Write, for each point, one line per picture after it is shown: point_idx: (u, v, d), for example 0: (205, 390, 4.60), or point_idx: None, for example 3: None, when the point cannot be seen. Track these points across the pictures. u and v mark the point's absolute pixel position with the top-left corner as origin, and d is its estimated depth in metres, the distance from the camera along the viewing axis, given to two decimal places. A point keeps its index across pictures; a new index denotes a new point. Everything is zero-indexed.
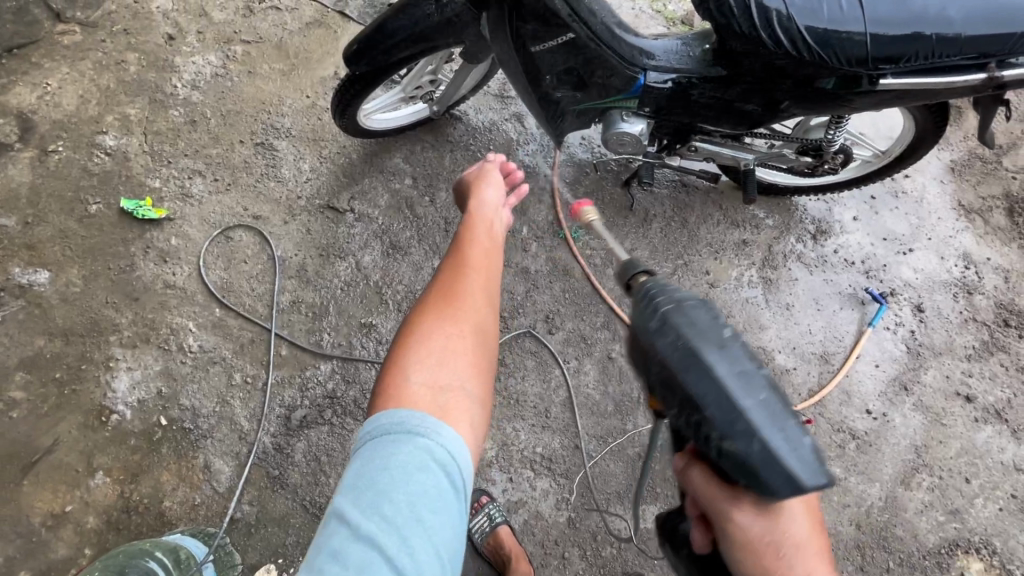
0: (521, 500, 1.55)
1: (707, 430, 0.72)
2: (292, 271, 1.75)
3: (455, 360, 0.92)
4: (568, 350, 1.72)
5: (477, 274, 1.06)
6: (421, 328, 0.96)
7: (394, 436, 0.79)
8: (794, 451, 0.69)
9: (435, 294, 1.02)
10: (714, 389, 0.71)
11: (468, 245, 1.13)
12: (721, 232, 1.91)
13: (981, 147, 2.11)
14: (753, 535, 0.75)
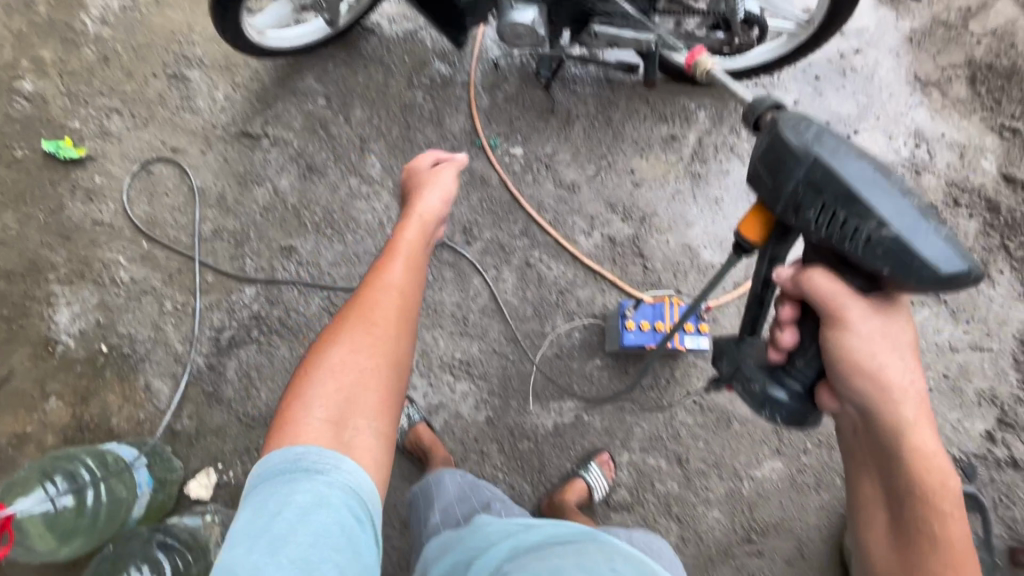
0: (441, 403, 1.62)
1: (858, 222, 0.82)
2: (212, 201, 1.78)
3: (361, 391, 0.96)
4: (486, 259, 1.72)
5: (394, 301, 1.07)
6: (329, 358, 0.98)
7: (290, 474, 0.82)
8: (939, 240, 0.79)
9: (348, 321, 1.03)
10: (879, 190, 0.81)
11: (390, 266, 1.13)
12: (648, 128, 1.82)
13: (946, 11, 1.90)
14: (869, 327, 0.92)
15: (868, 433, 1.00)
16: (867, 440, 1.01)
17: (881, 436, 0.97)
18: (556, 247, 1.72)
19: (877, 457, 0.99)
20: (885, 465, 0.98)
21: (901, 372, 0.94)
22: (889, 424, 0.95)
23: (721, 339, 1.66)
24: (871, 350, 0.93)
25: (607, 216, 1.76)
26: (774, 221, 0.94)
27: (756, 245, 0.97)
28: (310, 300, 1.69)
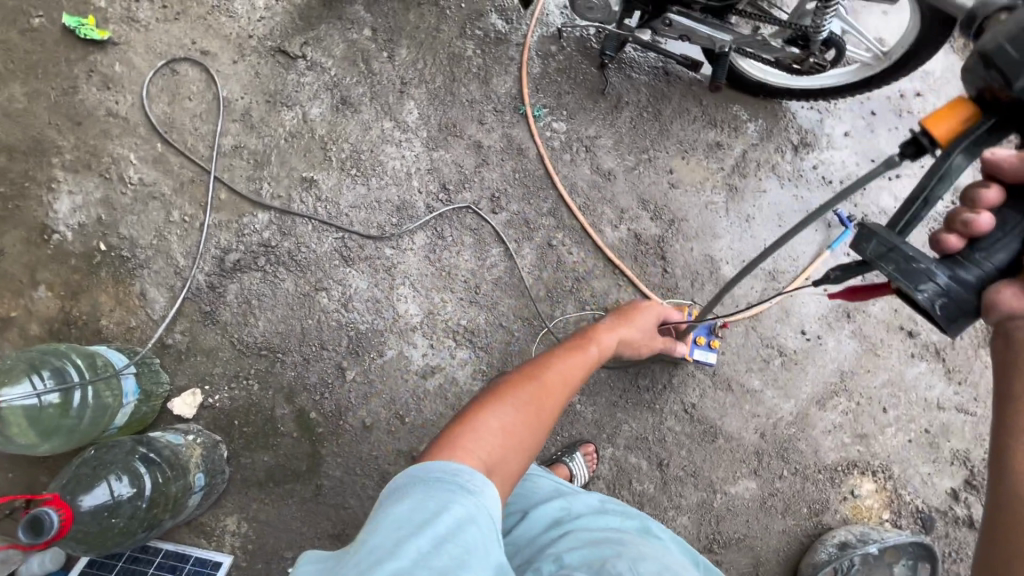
0: (438, 366, 1.61)
1: None
2: (237, 115, 1.69)
3: (516, 436, 0.94)
4: (508, 232, 1.68)
5: (565, 390, 1.08)
6: (502, 406, 0.97)
7: (449, 483, 0.80)
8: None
9: (526, 387, 1.03)
10: None
11: (573, 356, 1.15)
12: (695, 130, 1.78)
13: None
14: None
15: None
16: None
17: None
18: (581, 232, 1.70)
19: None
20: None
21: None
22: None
23: (724, 355, 1.67)
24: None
25: (637, 212, 1.73)
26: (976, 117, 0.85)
27: (944, 144, 0.85)
28: (323, 238, 1.64)
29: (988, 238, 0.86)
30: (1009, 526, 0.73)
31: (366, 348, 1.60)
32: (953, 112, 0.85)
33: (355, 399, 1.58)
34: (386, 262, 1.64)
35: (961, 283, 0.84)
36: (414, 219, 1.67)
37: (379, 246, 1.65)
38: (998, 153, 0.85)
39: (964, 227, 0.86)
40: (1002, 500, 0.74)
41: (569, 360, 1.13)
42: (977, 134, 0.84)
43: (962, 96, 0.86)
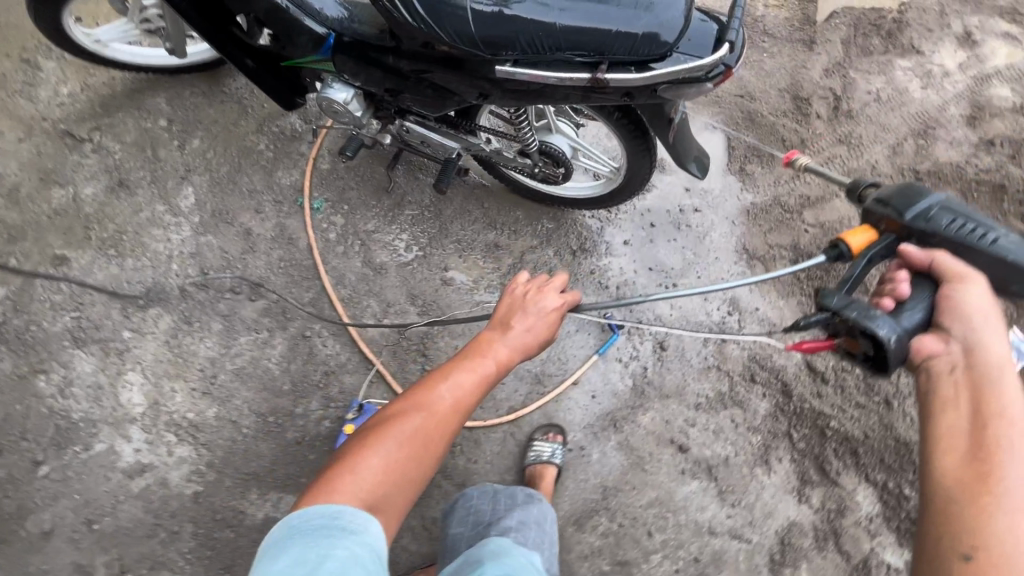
0: (150, 464, 1.45)
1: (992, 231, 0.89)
2: (4, 190, 1.68)
3: (398, 464, 0.94)
4: (263, 320, 1.62)
5: (456, 415, 1.03)
6: (384, 442, 0.95)
7: (326, 531, 0.82)
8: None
9: (410, 421, 0.98)
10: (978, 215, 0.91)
11: (464, 376, 1.07)
12: (475, 230, 1.81)
13: (788, 195, 1.99)
14: (980, 294, 0.88)
15: (1011, 376, 0.84)
16: (965, 386, 0.84)
17: (1004, 380, 0.83)
18: (339, 325, 1.64)
19: (956, 407, 0.83)
20: (976, 405, 0.82)
21: (998, 343, 0.86)
22: (991, 375, 0.84)
23: (476, 464, 1.59)
24: (991, 309, 0.87)
25: (404, 306, 1.70)
26: (872, 239, 0.95)
27: (854, 255, 0.94)
28: (57, 317, 1.56)
29: (913, 300, 0.90)
30: (942, 509, 0.76)
31: (72, 439, 1.46)
32: (861, 233, 0.94)
33: (42, 499, 1.40)
34: (120, 345, 1.55)
35: (906, 330, 0.87)
36: (163, 303, 1.61)
37: (117, 329, 1.57)
38: (909, 246, 0.93)
39: (892, 296, 0.91)
40: (931, 491, 0.79)
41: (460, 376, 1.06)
42: (879, 251, 0.93)
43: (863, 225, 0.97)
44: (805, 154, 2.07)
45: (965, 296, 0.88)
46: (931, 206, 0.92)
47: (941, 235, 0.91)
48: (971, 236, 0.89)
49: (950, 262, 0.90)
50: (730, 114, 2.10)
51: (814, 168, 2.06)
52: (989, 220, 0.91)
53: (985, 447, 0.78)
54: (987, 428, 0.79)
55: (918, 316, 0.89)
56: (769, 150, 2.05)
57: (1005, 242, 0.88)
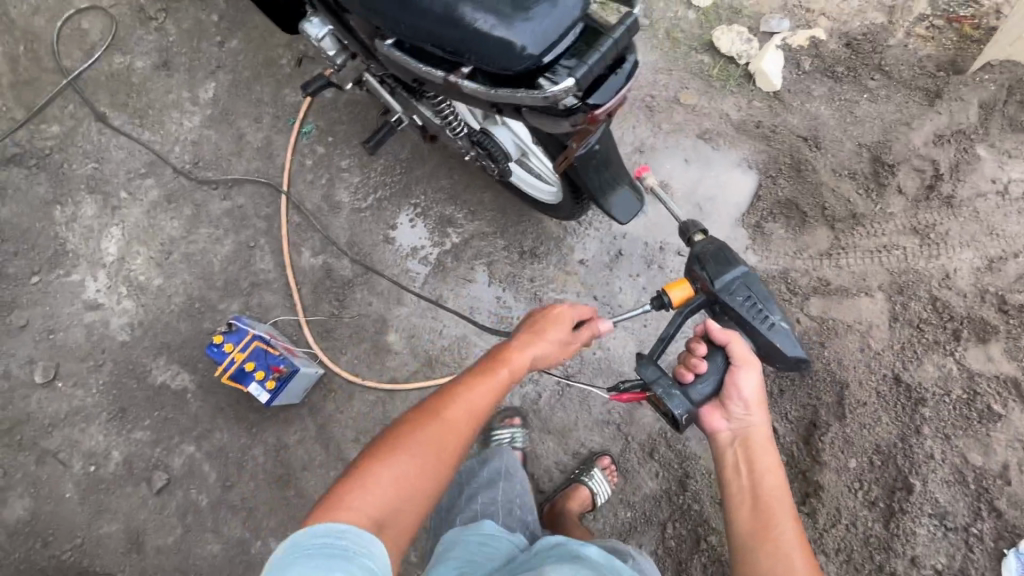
0: (102, 305, 1.75)
1: (768, 314, 1.12)
2: (84, 46, 1.99)
3: (407, 478, 0.91)
4: (223, 220, 1.79)
5: (472, 425, 1.00)
6: (395, 458, 0.91)
7: (330, 549, 0.76)
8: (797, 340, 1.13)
9: (427, 432, 0.95)
10: (764, 294, 1.14)
11: (482, 387, 1.03)
12: (435, 198, 1.78)
13: (799, 272, 1.68)
14: (756, 375, 1.07)
15: (771, 444, 1.04)
16: (742, 457, 1.03)
17: (769, 449, 1.03)
18: (280, 246, 1.76)
19: (740, 475, 1.01)
20: (753, 471, 1.00)
21: (761, 419, 1.06)
22: (756, 444, 1.03)
23: (339, 415, 1.64)
24: (758, 390, 1.06)
25: (341, 249, 1.76)
26: (692, 297, 1.17)
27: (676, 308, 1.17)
28: (84, 164, 1.88)
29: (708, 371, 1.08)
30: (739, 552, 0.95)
31: (60, 264, 1.79)
32: (682, 290, 1.17)
33: (28, 301, 1.76)
34: (116, 202, 1.83)
35: (697, 401, 1.07)
36: (158, 178, 1.85)
37: (119, 188, 1.85)
38: (711, 323, 1.09)
39: (689, 366, 1.09)
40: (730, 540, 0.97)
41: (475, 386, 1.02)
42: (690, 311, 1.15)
43: (684, 280, 1.18)
44: (849, 233, 1.68)
45: (738, 379, 1.06)
46: (731, 280, 1.14)
47: (732, 311, 1.13)
48: (754, 317, 1.12)
49: (737, 344, 1.07)
50: (776, 156, 1.75)
51: (854, 253, 1.67)
52: (772, 304, 1.13)
53: (763, 504, 0.97)
54: (758, 490, 0.98)
55: (707, 388, 1.08)
56: (803, 213, 1.70)
57: (774, 326, 1.12)
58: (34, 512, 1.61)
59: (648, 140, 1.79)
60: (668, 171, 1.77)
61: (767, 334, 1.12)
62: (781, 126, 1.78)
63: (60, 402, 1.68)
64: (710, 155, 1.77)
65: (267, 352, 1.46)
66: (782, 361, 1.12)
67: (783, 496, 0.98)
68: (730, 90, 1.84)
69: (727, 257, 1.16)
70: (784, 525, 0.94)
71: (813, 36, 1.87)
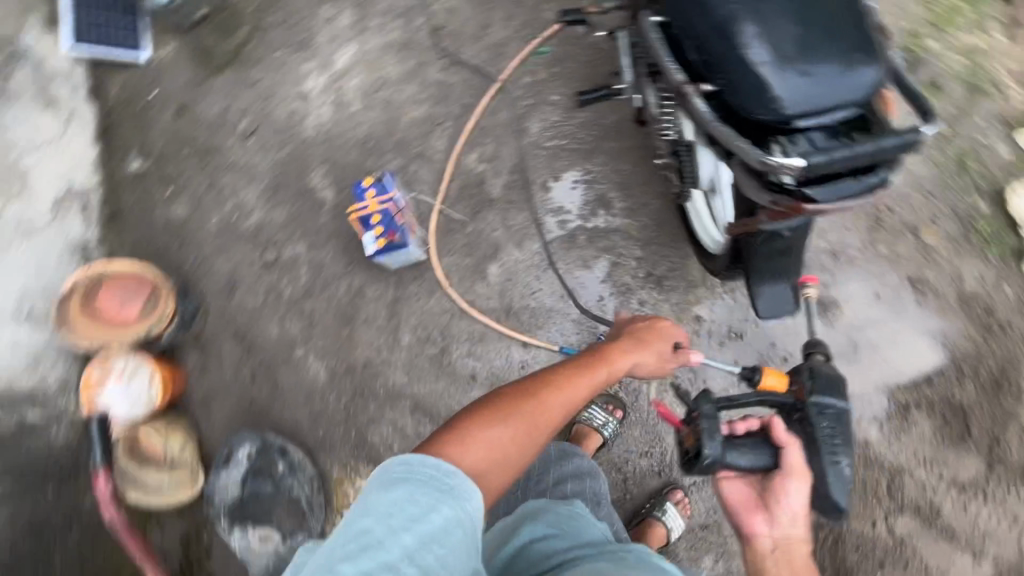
0: (312, 101, 2.00)
1: (842, 449, 1.11)
2: None
3: (502, 446, 0.88)
4: (433, 89, 1.93)
5: (565, 409, 0.99)
6: (492, 423, 0.90)
7: (430, 488, 0.78)
8: (848, 495, 1.11)
9: (524, 404, 0.94)
10: (847, 430, 1.14)
11: (581, 379, 1.03)
12: (608, 177, 1.74)
13: (917, 481, 1.40)
14: (799, 489, 1.08)
15: (812, 563, 1.02)
16: (784, 567, 1.01)
17: (808, 565, 1.02)
18: (458, 137, 1.86)
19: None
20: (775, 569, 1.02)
21: (803, 531, 1.06)
22: (796, 555, 1.03)
23: (414, 300, 1.77)
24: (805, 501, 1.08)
25: (503, 170, 1.81)
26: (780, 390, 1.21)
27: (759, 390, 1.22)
28: None
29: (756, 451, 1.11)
30: None
31: (303, 51, 2.06)
32: (775, 377, 1.23)
33: (268, 66, 2.07)
34: (366, 25, 2.02)
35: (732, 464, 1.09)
36: (406, 23, 2.00)
37: (375, 14, 2.03)
38: (778, 422, 1.11)
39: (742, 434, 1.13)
40: None
41: (568, 380, 1.02)
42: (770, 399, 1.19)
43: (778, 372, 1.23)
44: (1003, 483, 1.38)
45: (787, 486, 1.07)
46: (827, 405, 1.15)
47: (808, 428, 1.13)
48: (825, 444, 1.11)
49: (796, 452, 1.09)
50: (983, 356, 1.44)
51: (993, 506, 1.37)
52: (848, 452, 1.12)
53: None
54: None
55: (748, 462, 1.09)
56: (966, 429, 1.40)
57: (838, 470, 1.10)
58: (186, 219, 1.99)
59: (851, 250, 1.55)
60: (849, 293, 1.53)
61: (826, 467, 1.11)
62: (1016, 329, 1.45)
63: (245, 155, 2.01)
64: (907, 306, 1.50)
65: (394, 216, 1.60)
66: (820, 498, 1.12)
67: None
68: (985, 257, 1.51)
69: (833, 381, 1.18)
70: None
71: None
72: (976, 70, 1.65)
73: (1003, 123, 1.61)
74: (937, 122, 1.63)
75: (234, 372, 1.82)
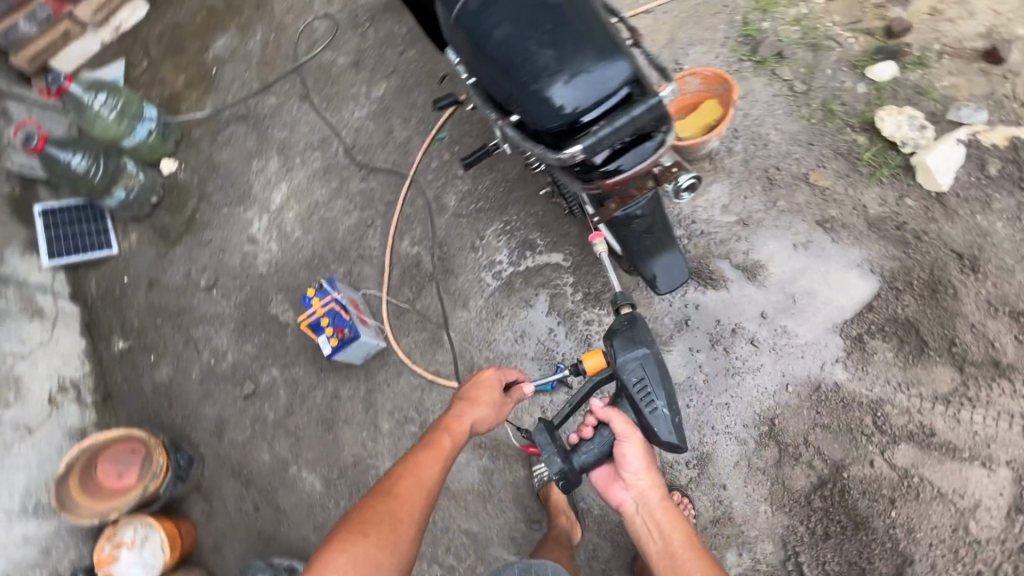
0: (259, 241, 2.22)
1: (655, 397, 1.18)
2: (311, 42, 2.52)
3: (366, 561, 1.02)
4: (358, 198, 2.15)
5: (423, 496, 1.14)
6: (351, 545, 1.03)
7: None
8: (677, 427, 1.18)
9: (379, 513, 1.09)
10: (656, 372, 1.19)
11: (429, 460, 1.18)
12: (525, 222, 1.88)
13: (900, 408, 1.38)
14: (634, 453, 1.18)
15: (667, 501, 1.16)
16: (648, 519, 1.15)
17: (665, 504, 1.16)
18: (389, 230, 2.05)
19: (653, 540, 1.13)
20: (659, 531, 1.13)
21: (648, 481, 1.18)
22: (653, 505, 1.16)
23: (385, 386, 1.86)
24: (641, 455, 1.19)
25: (434, 245, 1.97)
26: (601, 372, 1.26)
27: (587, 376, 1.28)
28: (281, 131, 2.39)
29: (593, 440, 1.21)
30: None
31: (244, 203, 2.32)
32: (597, 358, 1.29)
33: (218, 225, 2.32)
34: (292, 165, 2.30)
35: (581, 462, 1.21)
36: (324, 153, 2.27)
37: (297, 155, 2.32)
38: (594, 403, 1.22)
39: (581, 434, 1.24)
40: None
41: (418, 464, 1.17)
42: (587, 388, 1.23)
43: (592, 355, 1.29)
44: (983, 383, 1.35)
45: (623, 453, 1.19)
46: (634, 359, 1.20)
47: (625, 391, 1.21)
48: (640, 398, 1.19)
49: (619, 420, 1.19)
50: (911, 269, 1.47)
51: (983, 409, 1.34)
52: (663, 392, 1.18)
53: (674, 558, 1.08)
54: (672, 552, 1.08)
55: (593, 453, 1.20)
56: (922, 341, 1.41)
57: (659, 412, 1.18)
58: (172, 379, 2.15)
59: (756, 215, 1.65)
60: (769, 253, 1.60)
61: (649, 417, 1.19)
62: (933, 234, 1.49)
63: (210, 305, 2.20)
64: (825, 247, 1.57)
65: (341, 315, 1.72)
66: (654, 447, 1.21)
67: (691, 549, 1.08)
68: (879, 180, 1.60)
69: (637, 328, 1.22)
70: None
71: (1017, 136, 1.54)
72: (810, 30, 1.81)
73: (850, 66, 1.76)
74: (793, 84, 1.78)
75: (240, 508, 1.88)
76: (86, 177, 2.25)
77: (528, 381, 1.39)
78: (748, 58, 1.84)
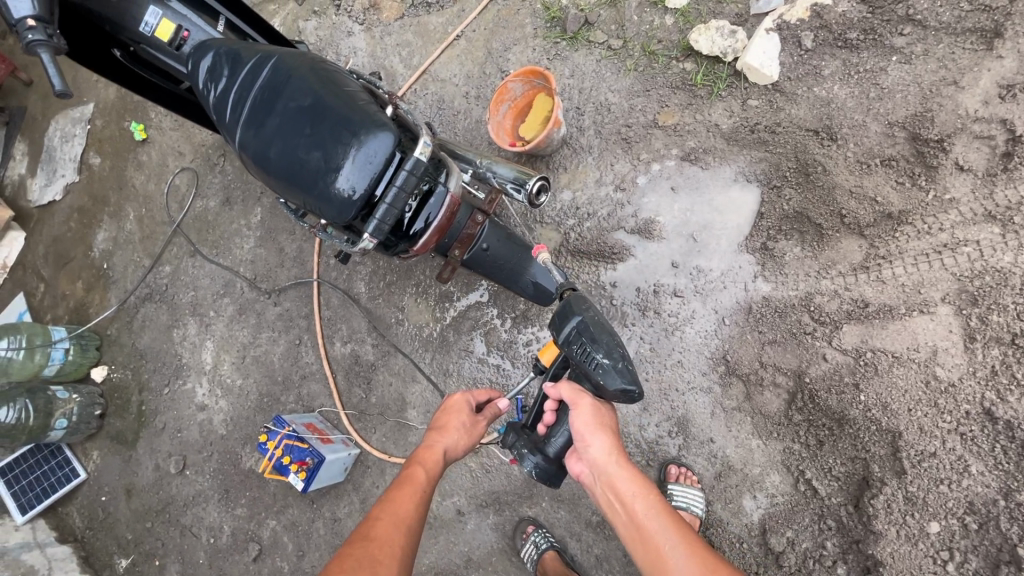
0: (208, 405, 2.20)
1: (596, 353, 1.12)
2: (181, 199, 2.54)
3: None
4: (278, 323, 2.15)
5: (403, 531, 1.01)
6: None
7: None
8: (628, 374, 1.11)
9: (358, 555, 0.95)
10: (599, 327, 1.15)
11: (405, 494, 1.08)
12: (432, 277, 1.87)
13: (829, 295, 1.40)
14: (583, 419, 1.10)
15: (627, 465, 1.06)
16: (608, 489, 1.05)
17: (625, 469, 1.05)
18: (317, 341, 2.04)
19: (617, 509, 1.03)
20: (620, 499, 1.03)
21: (606, 447, 1.07)
22: (612, 474, 1.05)
23: (377, 488, 1.85)
24: (597, 421, 1.10)
25: (363, 336, 1.96)
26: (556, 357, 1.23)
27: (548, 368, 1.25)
28: (186, 293, 2.39)
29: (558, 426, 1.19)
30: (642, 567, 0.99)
31: (181, 376, 2.30)
32: (550, 351, 1.24)
33: (166, 408, 2.30)
34: (209, 320, 2.30)
35: (551, 454, 1.18)
36: (232, 296, 2.27)
37: (209, 309, 2.31)
38: (545, 387, 1.19)
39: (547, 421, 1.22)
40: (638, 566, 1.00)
41: (394, 499, 1.06)
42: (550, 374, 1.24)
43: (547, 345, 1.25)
44: (889, 236, 1.36)
45: (575, 419, 1.10)
46: (570, 329, 1.15)
47: (573, 361, 1.16)
48: (582, 358, 1.14)
49: (566, 388, 1.15)
50: (779, 163, 1.50)
51: (900, 260, 1.34)
52: (601, 345, 1.12)
53: (643, 528, 0.99)
54: (639, 523, 1.00)
55: (563, 439, 1.18)
56: (818, 225, 1.43)
57: (603, 366, 1.11)
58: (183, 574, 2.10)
59: (628, 176, 1.66)
60: (654, 207, 1.62)
61: (597, 373, 1.12)
62: (785, 122, 1.51)
63: (190, 487, 2.16)
64: (698, 177, 1.59)
65: (301, 446, 1.71)
66: (605, 409, 1.14)
67: (655, 516, 0.99)
68: (720, 97, 1.62)
69: (576, 298, 1.17)
70: (670, 545, 0.96)
71: (817, 3, 1.53)
72: None
73: (651, 4, 1.74)
74: (609, 43, 1.79)
75: None
76: (22, 424, 2.14)
77: (496, 393, 1.35)
78: (562, 38, 1.86)
